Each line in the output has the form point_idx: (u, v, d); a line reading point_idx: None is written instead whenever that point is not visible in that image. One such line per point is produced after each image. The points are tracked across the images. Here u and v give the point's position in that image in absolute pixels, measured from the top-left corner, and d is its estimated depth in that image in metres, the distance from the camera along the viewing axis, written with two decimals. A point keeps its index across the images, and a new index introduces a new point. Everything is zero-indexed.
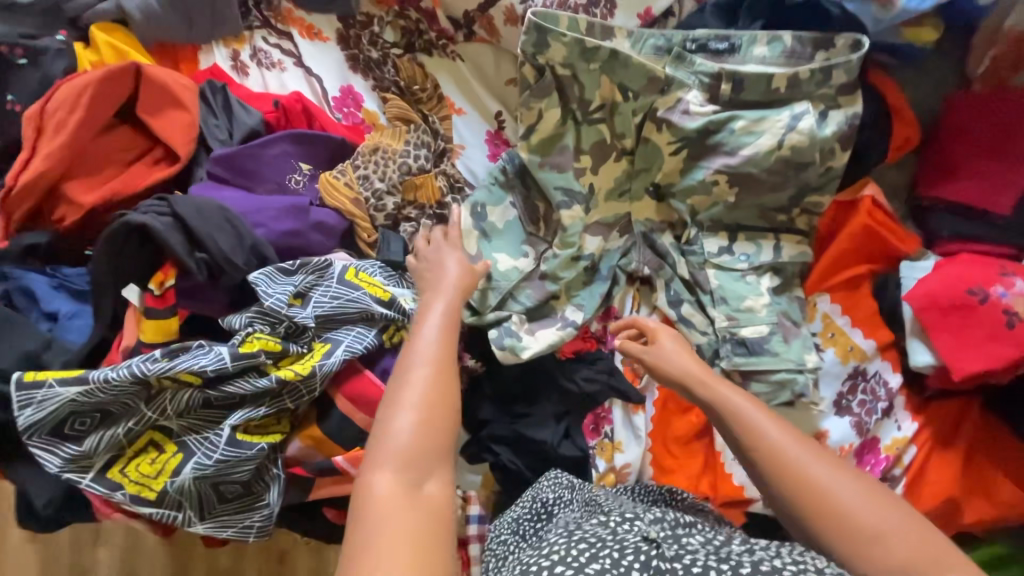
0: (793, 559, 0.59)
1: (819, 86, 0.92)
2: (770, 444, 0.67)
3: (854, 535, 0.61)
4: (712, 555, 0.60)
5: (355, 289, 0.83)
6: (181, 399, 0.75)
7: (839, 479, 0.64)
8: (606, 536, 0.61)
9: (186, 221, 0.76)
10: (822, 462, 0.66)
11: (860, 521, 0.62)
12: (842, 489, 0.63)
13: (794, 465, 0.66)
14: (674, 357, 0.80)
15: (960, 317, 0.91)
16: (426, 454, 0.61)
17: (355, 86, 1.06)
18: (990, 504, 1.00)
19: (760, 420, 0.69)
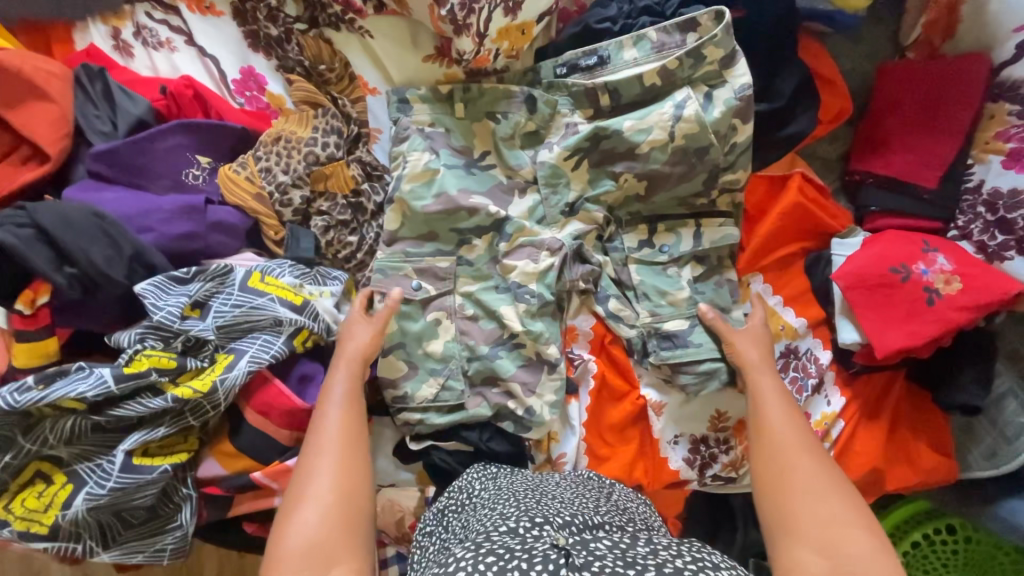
0: (693, 556, 0.60)
1: (695, 70, 0.90)
2: (768, 420, 0.79)
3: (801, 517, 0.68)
4: (620, 560, 0.58)
5: (260, 296, 0.78)
6: (63, 427, 0.70)
7: (815, 473, 0.71)
8: (514, 547, 0.59)
9: (49, 232, 0.69)
10: (808, 454, 0.74)
11: (806, 504, 0.69)
12: (810, 475, 0.71)
13: (787, 444, 0.75)
14: (748, 334, 0.91)
15: (884, 295, 0.92)
16: (354, 440, 0.72)
17: (256, 67, 0.96)
18: (912, 471, 1.04)
19: (783, 408, 0.80)
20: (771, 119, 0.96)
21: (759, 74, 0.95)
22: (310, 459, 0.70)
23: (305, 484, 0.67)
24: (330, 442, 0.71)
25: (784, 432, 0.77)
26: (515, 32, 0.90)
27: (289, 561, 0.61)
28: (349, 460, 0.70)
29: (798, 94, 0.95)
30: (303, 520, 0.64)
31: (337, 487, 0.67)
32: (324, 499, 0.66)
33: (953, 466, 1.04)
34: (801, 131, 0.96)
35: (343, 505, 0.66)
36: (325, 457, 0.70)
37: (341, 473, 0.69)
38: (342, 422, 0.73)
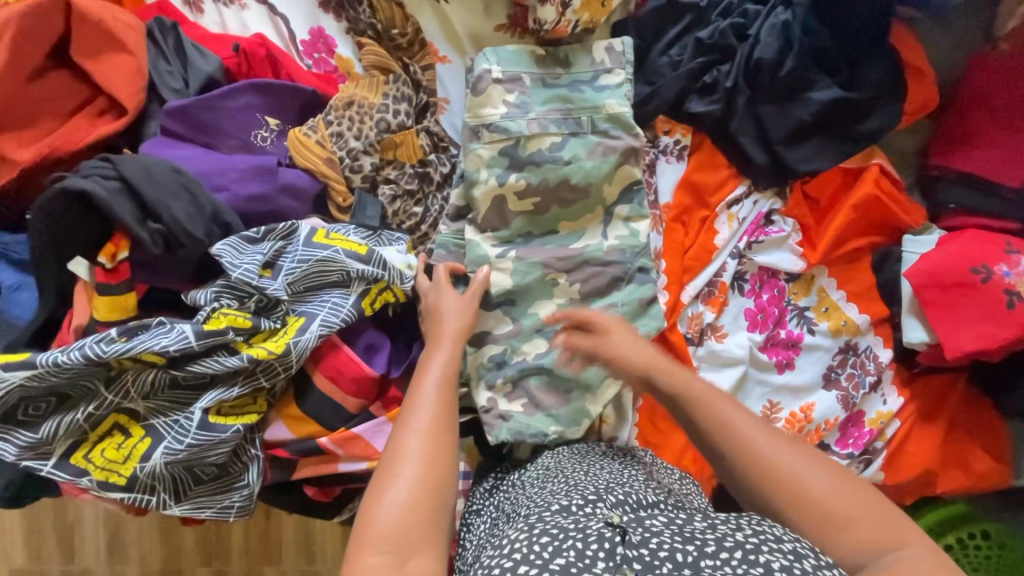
0: (753, 529, 0.58)
1: (777, 71, 0.90)
2: (744, 437, 0.68)
3: (819, 518, 0.62)
4: (676, 535, 0.57)
5: (326, 249, 0.77)
6: (145, 380, 0.71)
7: (804, 465, 0.65)
8: (568, 527, 0.58)
9: (134, 186, 0.68)
10: (791, 447, 0.67)
11: (817, 507, 0.62)
12: (812, 480, 0.64)
13: (770, 450, 0.67)
14: (625, 355, 0.77)
15: (960, 296, 0.90)
16: (447, 433, 0.68)
17: (326, 29, 0.94)
18: (964, 476, 1.03)
19: (737, 415, 0.70)
20: (855, 109, 0.92)
21: (848, 59, 0.91)
22: (402, 440, 0.66)
23: (396, 466, 0.64)
24: (422, 428, 0.67)
25: (756, 437, 0.68)
26: (595, 4, 0.88)
27: (377, 539, 0.58)
28: (441, 434, 0.67)
29: (886, 83, 0.91)
30: (390, 503, 0.60)
31: (426, 459, 0.64)
32: (412, 478, 0.63)
33: (1006, 472, 1.03)
34: (887, 120, 0.92)
35: (432, 479, 0.63)
36: (412, 436, 0.66)
37: (429, 461, 0.64)
38: (436, 410, 0.69)
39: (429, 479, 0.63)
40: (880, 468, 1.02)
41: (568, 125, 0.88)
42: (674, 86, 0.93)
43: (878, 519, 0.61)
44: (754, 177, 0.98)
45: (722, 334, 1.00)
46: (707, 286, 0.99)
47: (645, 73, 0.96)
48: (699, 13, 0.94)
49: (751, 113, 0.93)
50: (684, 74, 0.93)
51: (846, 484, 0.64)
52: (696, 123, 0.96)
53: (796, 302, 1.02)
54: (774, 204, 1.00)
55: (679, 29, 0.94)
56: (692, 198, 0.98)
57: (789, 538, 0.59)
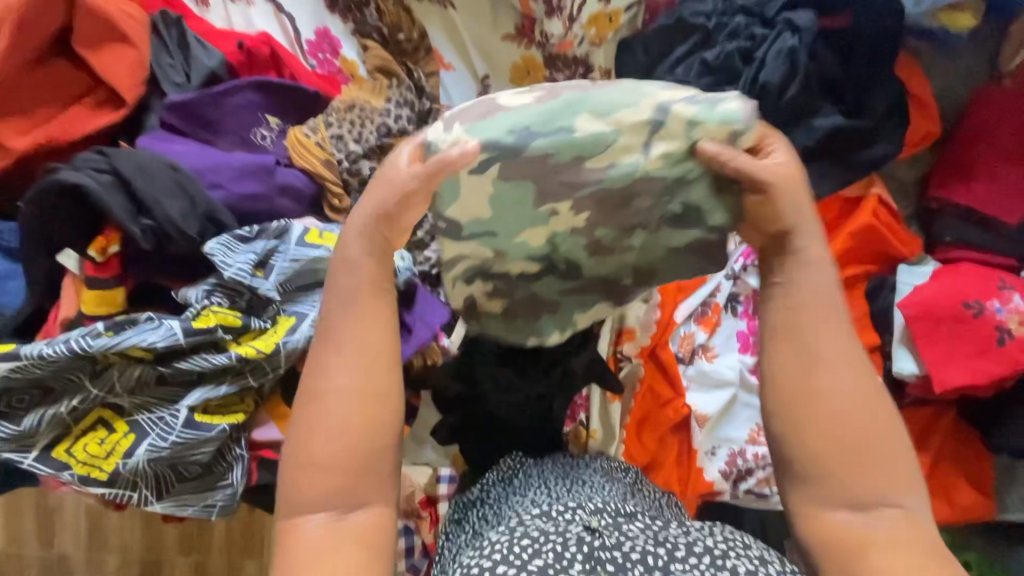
0: (724, 536, 0.58)
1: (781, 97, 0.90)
2: (811, 345, 0.56)
3: (836, 454, 0.54)
4: (650, 539, 0.57)
5: (319, 250, 0.77)
6: (131, 376, 0.70)
7: (862, 401, 0.55)
8: (548, 529, 0.57)
9: (129, 180, 0.68)
10: (850, 370, 0.55)
11: (854, 447, 0.54)
12: (866, 416, 0.54)
13: (832, 358, 0.55)
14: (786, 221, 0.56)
15: (952, 330, 0.90)
16: (375, 368, 0.55)
17: (332, 29, 0.94)
18: (949, 509, 1.03)
19: (828, 313, 0.56)
20: (857, 136, 0.92)
21: (851, 86, 0.91)
22: (327, 363, 0.55)
23: (327, 398, 0.54)
24: (354, 356, 0.55)
25: (833, 356, 0.55)
26: (603, 19, 0.90)
27: (317, 486, 0.53)
28: (380, 360, 0.55)
29: (889, 114, 0.91)
30: (321, 446, 0.53)
31: (362, 391, 0.54)
32: (347, 415, 0.54)
33: (988, 505, 1.03)
34: (889, 150, 0.92)
35: (372, 414, 0.55)
36: (344, 365, 0.55)
37: (369, 394, 0.55)
38: (362, 333, 0.55)
39: (362, 419, 0.54)
40: None
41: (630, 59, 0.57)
42: None
43: (901, 472, 0.55)
44: None
45: (712, 353, 1.02)
46: (700, 306, 1.02)
47: None
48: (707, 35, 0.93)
49: None
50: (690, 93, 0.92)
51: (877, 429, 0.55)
52: None
53: None
54: None
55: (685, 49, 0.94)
56: None
57: (755, 545, 0.58)
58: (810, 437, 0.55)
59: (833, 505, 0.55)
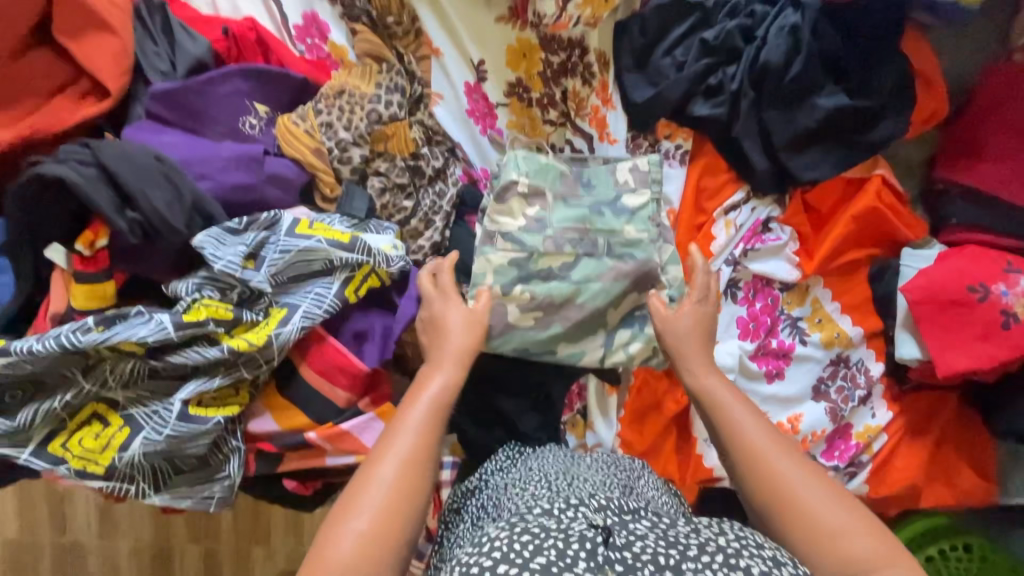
0: (736, 535, 0.57)
1: (782, 78, 0.87)
2: (745, 434, 0.68)
3: (816, 535, 0.59)
4: (661, 540, 0.55)
5: (309, 240, 0.76)
6: (123, 370, 0.70)
7: (810, 481, 0.62)
8: (550, 526, 0.56)
9: (113, 172, 0.66)
10: (795, 459, 0.65)
11: (819, 524, 0.59)
12: (809, 487, 0.62)
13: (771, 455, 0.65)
14: (681, 327, 0.82)
15: (955, 314, 0.88)
16: (419, 465, 0.65)
17: (320, 14, 0.92)
18: (951, 492, 1.02)
19: (776, 439, 0.67)
20: (860, 117, 0.89)
21: (856, 65, 0.88)
22: (375, 459, 0.65)
23: (363, 490, 0.62)
24: (399, 451, 0.65)
25: (760, 441, 0.67)
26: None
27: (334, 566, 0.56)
28: (420, 457, 0.65)
29: (894, 92, 0.88)
30: (350, 531, 0.58)
31: (397, 482, 0.63)
32: (375, 506, 0.61)
33: (991, 489, 1.02)
34: (894, 130, 0.89)
35: (398, 505, 0.61)
36: (389, 460, 0.64)
37: (398, 488, 0.62)
38: (416, 442, 0.66)
39: (388, 512, 0.61)
40: (865, 480, 1.02)
41: (589, 206, 0.88)
42: (680, 87, 0.89)
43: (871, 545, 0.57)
44: (754, 184, 0.96)
45: (712, 341, 0.99)
46: None
47: (647, 73, 0.92)
48: (705, 13, 0.90)
49: (755, 117, 0.90)
50: (689, 75, 0.89)
51: (836, 498, 0.61)
52: (697, 126, 0.93)
53: (789, 312, 1.02)
54: (773, 211, 0.98)
55: (684, 28, 0.90)
56: (692, 203, 0.96)
57: (770, 547, 0.58)
58: (785, 527, 0.60)
59: None
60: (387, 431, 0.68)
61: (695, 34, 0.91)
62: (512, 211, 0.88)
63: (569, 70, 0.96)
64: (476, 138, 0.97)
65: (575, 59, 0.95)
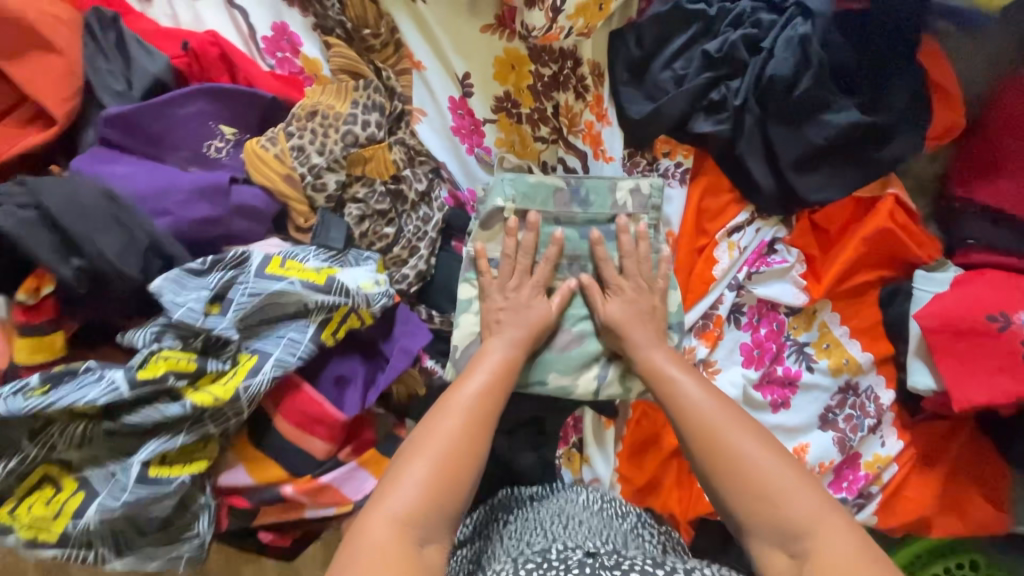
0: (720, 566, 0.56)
1: (790, 93, 0.81)
2: (694, 406, 0.72)
3: (758, 492, 0.65)
4: (649, 560, 0.56)
5: (280, 281, 0.70)
6: (73, 432, 0.64)
7: (757, 446, 0.67)
8: (550, 557, 0.55)
9: (55, 215, 0.60)
10: (746, 431, 0.69)
11: (761, 480, 0.65)
12: (753, 451, 0.67)
13: (718, 425, 0.69)
14: (618, 316, 0.82)
15: (972, 344, 0.83)
16: (479, 419, 0.69)
17: (290, 25, 0.84)
18: (962, 523, 0.98)
19: (722, 406, 0.71)
20: (873, 133, 0.83)
21: (870, 79, 0.82)
22: (434, 413, 0.69)
23: (425, 442, 0.66)
24: (460, 405, 0.70)
25: (709, 411, 0.71)
26: (592, 7, 0.78)
27: (399, 517, 0.60)
28: (480, 417, 0.69)
29: (910, 107, 0.82)
30: (404, 494, 0.61)
31: (455, 439, 0.66)
32: (435, 456, 0.65)
33: (1006, 520, 0.97)
34: (909, 147, 0.83)
35: (461, 457, 0.65)
36: (449, 418, 0.68)
37: (457, 444, 0.66)
38: (477, 402, 0.70)
39: (449, 461, 0.65)
40: (874, 512, 0.97)
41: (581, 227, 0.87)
42: (681, 103, 0.83)
43: (810, 502, 0.63)
44: (758, 204, 0.90)
45: (714, 369, 0.94)
46: (702, 318, 0.93)
47: (645, 87, 0.85)
48: (708, 22, 0.83)
49: (760, 134, 0.84)
50: (690, 90, 0.82)
51: (773, 453, 0.67)
52: (698, 143, 0.87)
53: (796, 338, 0.96)
54: (778, 232, 0.92)
55: (685, 39, 0.83)
56: (693, 225, 0.90)
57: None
58: (735, 488, 0.66)
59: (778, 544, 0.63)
60: (449, 392, 0.71)
61: (695, 46, 0.84)
62: (496, 235, 0.86)
63: (561, 82, 0.89)
64: (463, 158, 0.91)
65: (568, 71, 0.88)
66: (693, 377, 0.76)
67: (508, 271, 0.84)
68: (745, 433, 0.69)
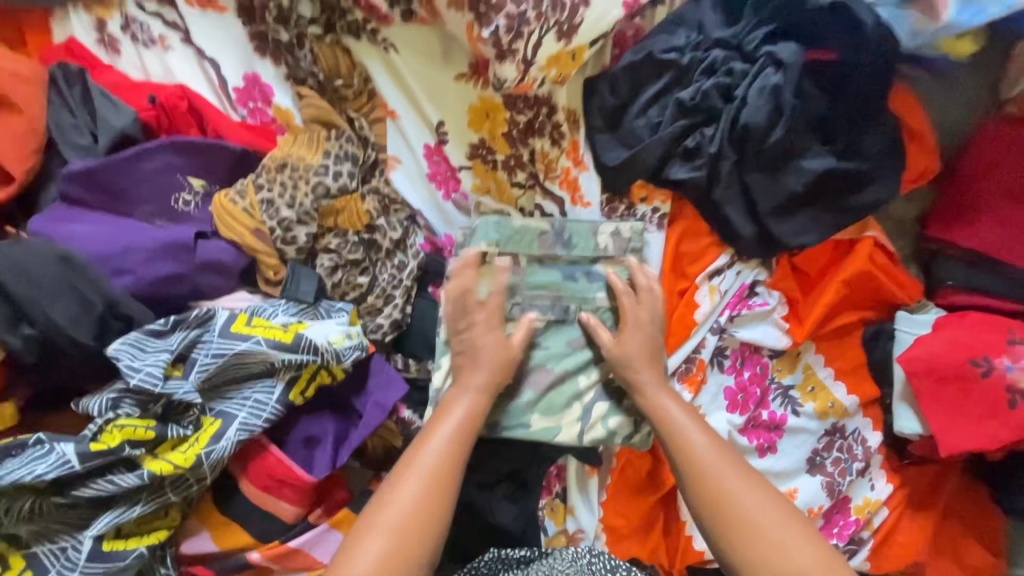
0: None
1: (764, 141, 0.81)
2: (695, 453, 0.73)
3: (761, 549, 0.67)
4: None
5: (245, 340, 0.67)
6: (17, 510, 0.60)
7: (759, 500, 0.69)
8: None
9: (6, 285, 0.59)
10: (750, 483, 0.71)
11: (762, 536, 0.67)
12: (756, 504, 0.69)
13: (723, 479, 0.71)
14: (633, 355, 0.78)
15: (956, 389, 0.82)
16: (444, 480, 0.68)
17: (262, 75, 0.84)
18: (958, 568, 0.95)
19: (726, 457, 0.72)
20: (848, 179, 0.83)
21: (844, 126, 0.82)
22: (393, 480, 0.68)
23: (382, 512, 0.66)
24: (422, 470, 0.68)
25: (713, 464, 0.72)
26: (565, 58, 0.79)
27: None
28: (441, 479, 0.68)
29: (883, 154, 0.82)
30: (365, 560, 0.63)
31: (416, 507, 0.66)
32: (392, 526, 0.65)
33: (1003, 566, 0.94)
34: (885, 193, 0.83)
35: (416, 527, 0.66)
36: (413, 482, 0.67)
37: (417, 510, 0.66)
38: (444, 459, 0.69)
39: (408, 532, 0.65)
40: (866, 557, 0.95)
41: (563, 269, 0.84)
42: (656, 150, 0.82)
43: (810, 557, 0.66)
44: (738, 248, 0.88)
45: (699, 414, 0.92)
46: (684, 362, 0.91)
47: (620, 134, 0.85)
48: (681, 70, 0.83)
49: (736, 181, 0.84)
50: (665, 137, 0.82)
51: (774, 506, 0.69)
52: (675, 189, 0.86)
53: (780, 380, 0.95)
54: (759, 275, 0.91)
55: (658, 87, 0.84)
56: (671, 268, 0.89)
57: None
58: (740, 544, 0.68)
59: None
60: (410, 452, 0.71)
61: (669, 93, 0.84)
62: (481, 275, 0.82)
63: (536, 129, 0.88)
64: (440, 204, 0.89)
65: (543, 118, 0.87)
66: (695, 422, 0.75)
67: (492, 309, 0.79)
68: (749, 487, 0.71)
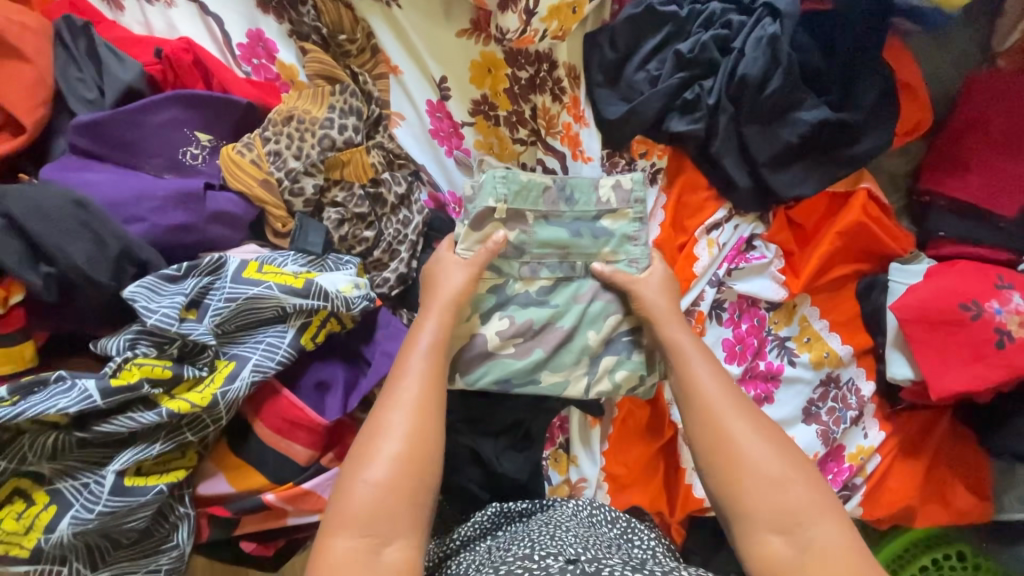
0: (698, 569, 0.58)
1: (760, 93, 0.83)
2: (701, 386, 0.71)
3: (749, 480, 0.64)
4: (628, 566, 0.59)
5: (257, 285, 0.69)
6: (44, 443, 0.63)
7: (755, 434, 0.67)
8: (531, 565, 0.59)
9: (25, 225, 0.61)
10: (748, 417, 0.68)
11: (751, 467, 0.64)
12: (750, 437, 0.66)
13: (721, 409, 0.69)
14: (651, 297, 0.80)
15: (946, 333, 0.85)
16: (430, 408, 0.67)
17: (265, 31, 0.84)
18: (945, 513, 0.99)
19: (727, 390, 0.71)
20: (841, 131, 0.85)
21: (837, 78, 0.84)
22: (384, 411, 0.66)
23: (377, 440, 0.64)
24: (406, 400, 0.66)
25: (713, 394, 0.70)
26: (565, 11, 0.80)
27: (353, 520, 0.59)
28: (428, 403, 0.67)
29: (877, 105, 0.84)
30: (366, 481, 0.61)
31: (410, 433, 0.64)
32: (391, 454, 0.63)
33: (987, 508, 0.98)
34: (878, 143, 0.85)
35: (417, 452, 0.64)
36: (397, 410, 0.66)
37: (411, 438, 0.64)
38: (425, 382, 0.68)
39: (408, 461, 0.63)
40: (859, 504, 0.98)
41: (569, 226, 0.83)
42: (655, 103, 0.84)
43: (804, 496, 0.62)
44: (735, 201, 0.91)
45: None
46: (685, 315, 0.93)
47: (620, 89, 0.87)
48: (679, 24, 0.85)
49: (734, 134, 0.86)
50: (664, 90, 0.83)
51: (771, 443, 0.66)
52: (674, 143, 0.88)
53: (776, 332, 0.97)
54: (756, 228, 0.93)
55: (657, 41, 0.85)
56: (670, 223, 0.91)
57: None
58: (726, 471, 0.65)
59: (764, 533, 0.62)
60: (392, 382, 0.69)
61: (667, 48, 0.86)
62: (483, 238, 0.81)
63: (538, 85, 0.89)
64: (442, 161, 0.91)
65: (544, 73, 0.89)
66: (704, 356, 0.75)
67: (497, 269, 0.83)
68: (746, 420, 0.68)
